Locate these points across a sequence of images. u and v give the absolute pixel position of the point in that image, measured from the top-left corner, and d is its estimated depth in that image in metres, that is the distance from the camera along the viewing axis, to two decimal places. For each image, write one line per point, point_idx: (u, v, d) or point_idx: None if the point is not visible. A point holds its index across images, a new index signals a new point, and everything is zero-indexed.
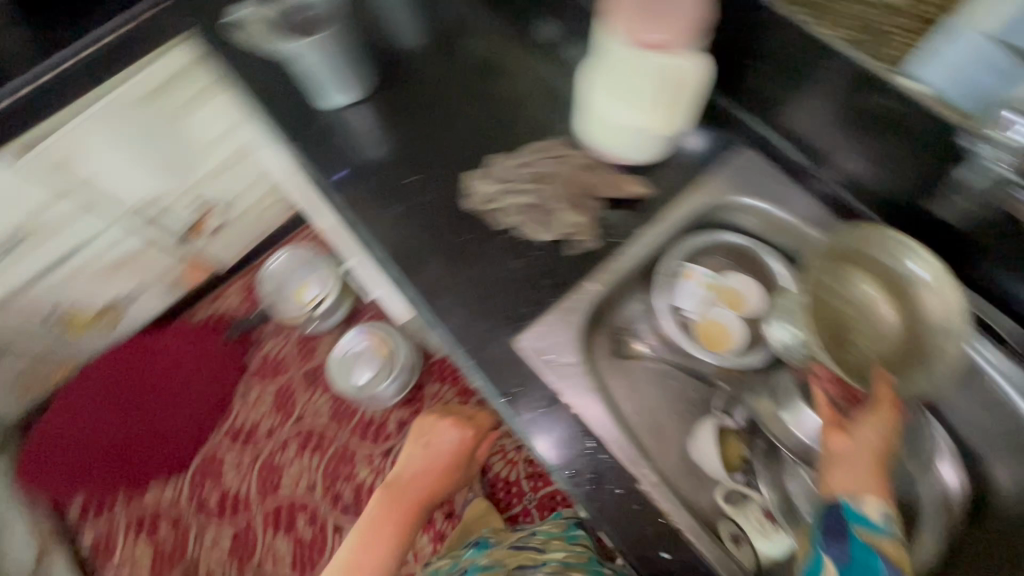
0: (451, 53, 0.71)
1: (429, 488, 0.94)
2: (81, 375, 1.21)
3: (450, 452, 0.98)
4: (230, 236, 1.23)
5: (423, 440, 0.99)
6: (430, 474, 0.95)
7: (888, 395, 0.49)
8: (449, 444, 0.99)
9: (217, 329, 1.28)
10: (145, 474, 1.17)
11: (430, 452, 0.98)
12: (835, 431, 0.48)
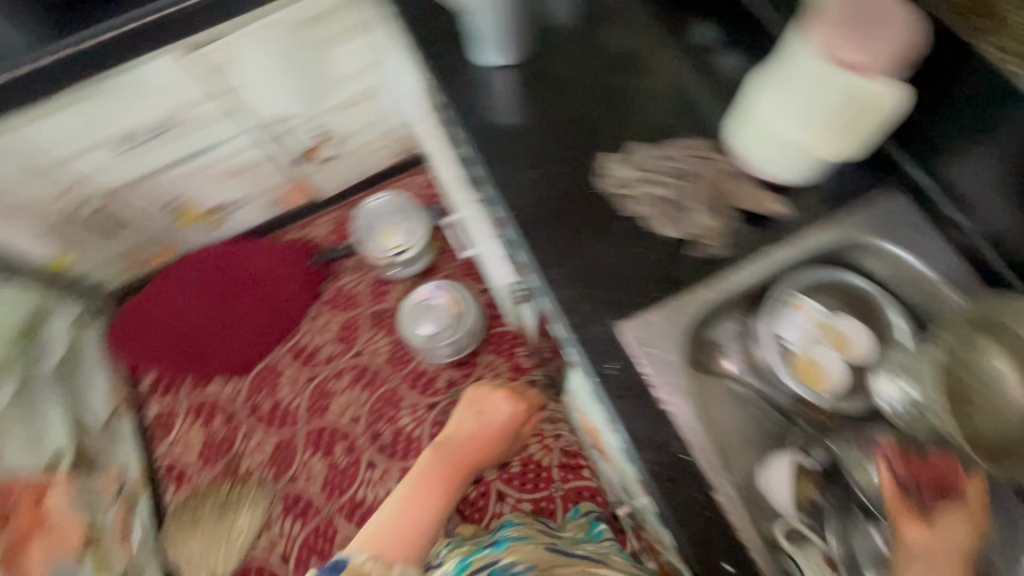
0: (603, 35, 0.72)
1: (476, 454, 0.98)
2: (177, 263, 1.31)
3: (501, 421, 1.02)
4: (335, 169, 1.28)
5: (478, 406, 1.03)
6: (480, 441, 1.00)
7: (978, 492, 0.48)
8: (499, 413, 1.03)
9: (301, 253, 1.33)
10: (212, 367, 1.26)
11: (482, 420, 1.02)
12: (917, 523, 0.47)
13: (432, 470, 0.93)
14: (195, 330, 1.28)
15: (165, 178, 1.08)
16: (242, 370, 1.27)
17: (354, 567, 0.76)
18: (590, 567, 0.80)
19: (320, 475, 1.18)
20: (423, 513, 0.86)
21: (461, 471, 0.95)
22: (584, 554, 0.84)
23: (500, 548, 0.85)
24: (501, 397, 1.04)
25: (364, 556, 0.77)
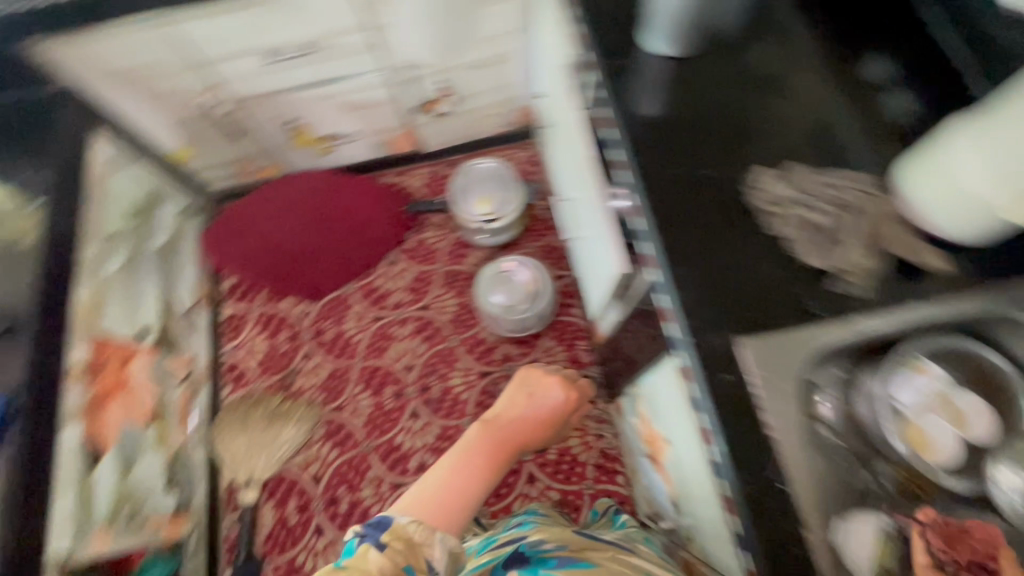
0: (764, 46, 0.69)
1: (526, 439, 0.88)
2: (279, 180, 1.36)
3: (553, 409, 0.93)
4: (447, 125, 1.30)
5: (530, 389, 0.95)
6: (533, 422, 0.90)
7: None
8: (552, 396, 0.95)
9: (394, 199, 1.37)
10: (290, 285, 1.32)
11: (537, 403, 0.94)
12: None
13: (484, 444, 0.79)
14: (281, 248, 1.33)
15: (293, 99, 1.12)
16: (316, 295, 1.32)
17: (399, 528, 0.62)
18: (619, 553, 0.79)
19: (365, 412, 1.22)
20: (472, 489, 0.70)
21: (512, 451, 0.83)
22: (614, 540, 0.83)
23: (526, 527, 0.88)
24: (553, 383, 0.97)
25: (408, 520, 0.64)
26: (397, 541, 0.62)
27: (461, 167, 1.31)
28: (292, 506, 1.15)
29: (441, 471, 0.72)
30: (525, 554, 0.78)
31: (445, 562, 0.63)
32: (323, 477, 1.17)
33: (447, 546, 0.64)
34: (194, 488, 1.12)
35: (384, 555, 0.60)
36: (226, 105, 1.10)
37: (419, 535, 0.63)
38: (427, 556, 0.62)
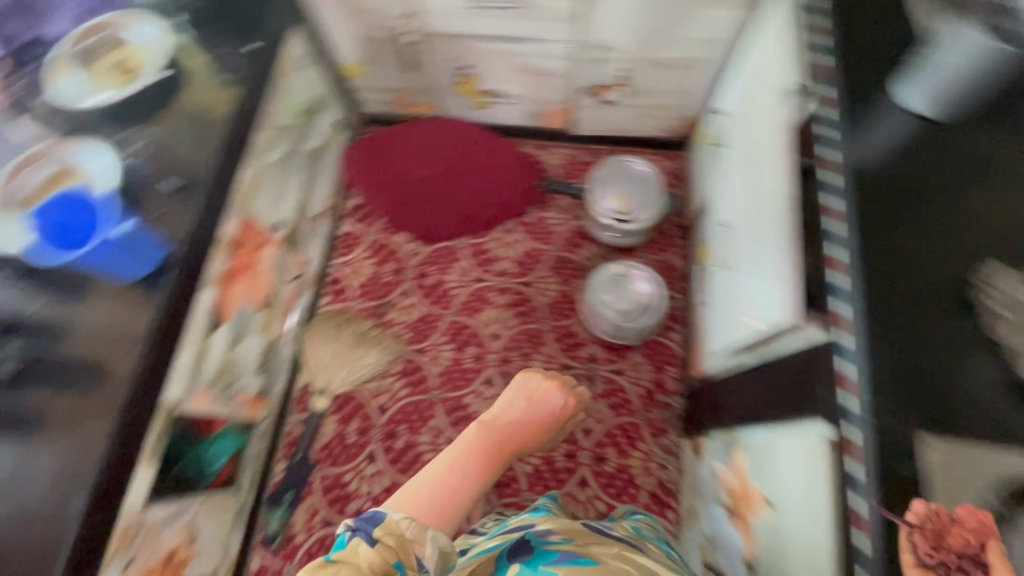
0: (1009, 128, 0.63)
1: (518, 442, 0.93)
2: (427, 120, 1.38)
3: (551, 414, 1.01)
4: (606, 115, 1.28)
5: (524, 393, 1.01)
6: (525, 426, 0.96)
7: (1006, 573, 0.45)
8: (548, 399, 1.02)
9: (528, 171, 1.36)
10: (407, 223, 1.35)
11: (534, 408, 1.00)
12: None
13: (476, 449, 0.83)
14: (410, 185, 1.36)
15: (473, 47, 1.13)
16: (428, 239, 1.34)
17: (391, 523, 0.62)
18: (623, 551, 0.81)
19: (444, 364, 1.24)
20: (464, 488, 0.75)
21: (507, 451, 0.89)
22: (621, 537, 0.86)
23: (537, 515, 0.91)
24: (547, 383, 1.04)
25: (399, 516, 0.64)
26: (388, 536, 0.61)
27: (609, 160, 1.29)
28: (353, 426, 1.20)
29: (437, 470, 0.76)
30: (531, 544, 0.80)
31: (434, 560, 0.62)
32: (388, 410, 1.21)
33: (438, 543, 0.63)
34: (276, 379, 1.18)
35: (375, 550, 0.59)
36: (412, 36, 1.12)
37: (407, 530, 0.63)
38: (416, 552, 0.62)
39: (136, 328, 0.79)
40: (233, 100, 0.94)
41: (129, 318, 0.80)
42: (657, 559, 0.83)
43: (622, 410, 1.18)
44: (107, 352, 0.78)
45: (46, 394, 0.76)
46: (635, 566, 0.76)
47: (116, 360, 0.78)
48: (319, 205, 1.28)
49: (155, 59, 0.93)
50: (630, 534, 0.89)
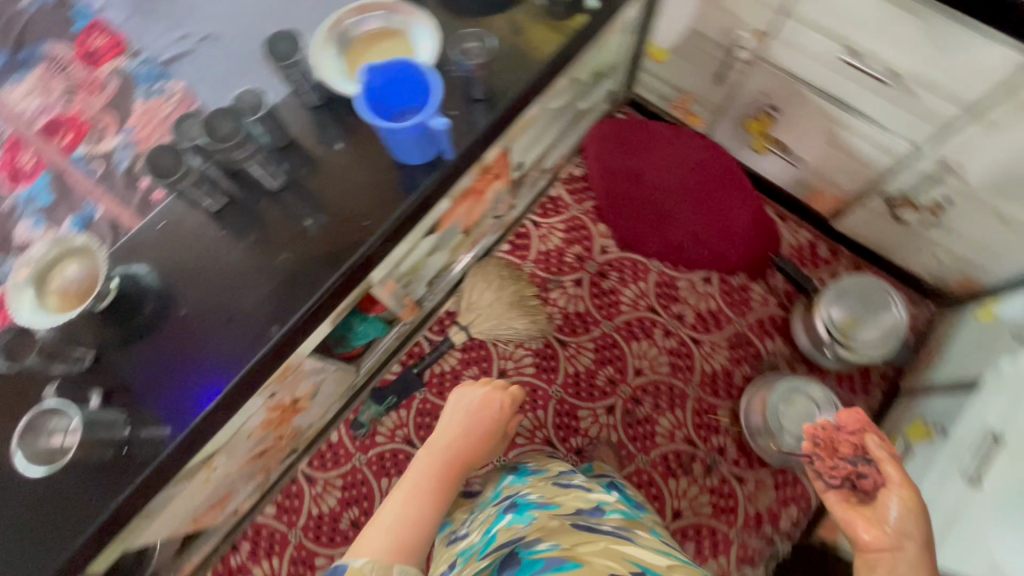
0: None
1: (467, 456, 0.89)
2: (693, 134, 1.29)
3: (492, 415, 0.97)
4: (882, 227, 1.13)
5: (459, 406, 0.97)
6: (460, 437, 0.91)
7: (896, 476, 0.72)
8: (489, 403, 0.98)
9: (764, 238, 1.24)
10: (616, 219, 1.27)
11: (477, 416, 0.96)
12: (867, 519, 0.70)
13: (426, 472, 0.82)
14: (640, 185, 1.29)
15: (800, 94, 1.01)
16: (625, 245, 1.27)
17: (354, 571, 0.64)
18: (611, 544, 0.74)
19: (578, 368, 1.20)
20: (422, 508, 0.76)
21: (457, 463, 0.86)
22: (609, 528, 0.79)
23: (524, 520, 0.80)
24: (485, 398, 0.98)
25: (364, 560, 0.66)
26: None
27: (857, 276, 1.15)
28: (471, 372, 1.21)
29: (398, 499, 0.77)
30: (518, 554, 0.72)
31: None
32: (507, 377, 1.20)
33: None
34: (432, 295, 1.20)
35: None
36: (744, 53, 1.02)
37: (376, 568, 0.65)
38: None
39: (385, 208, 0.82)
40: (561, 37, 0.91)
41: (385, 193, 0.83)
42: (644, 546, 0.75)
43: (723, 516, 1.11)
44: (355, 214, 0.82)
45: (294, 220, 0.83)
46: (625, 564, 0.70)
47: (357, 227, 0.82)
48: (552, 162, 1.25)
49: None
50: (620, 522, 0.81)
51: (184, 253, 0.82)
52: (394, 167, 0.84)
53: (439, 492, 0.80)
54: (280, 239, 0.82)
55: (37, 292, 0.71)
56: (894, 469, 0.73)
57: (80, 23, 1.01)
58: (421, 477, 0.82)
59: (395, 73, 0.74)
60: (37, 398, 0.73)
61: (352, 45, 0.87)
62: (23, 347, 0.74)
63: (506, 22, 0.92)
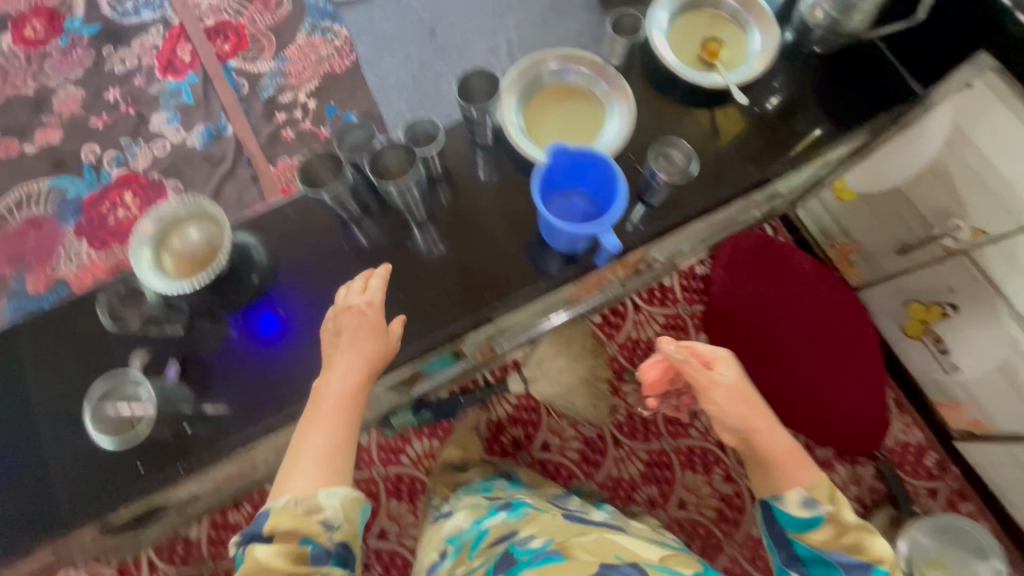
0: None
1: (369, 365, 0.69)
2: (837, 283, 1.17)
3: (376, 333, 0.70)
4: (1015, 473, 1.00)
5: (339, 322, 0.70)
6: (354, 351, 0.69)
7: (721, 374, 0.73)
8: (365, 317, 0.70)
9: (875, 425, 1.11)
10: (723, 340, 1.17)
11: (370, 338, 0.69)
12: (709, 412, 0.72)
13: (336, 402, 0.67)
14: (761, 312, 1.18)
15: (994, 309, 0.87)
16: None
17: (280, 519, 0.60)
18: (603, 534, 0.71)
19: (622, 473, 1.13)
20: (340, 436, 0.67)
21: (356, 381, 0.68)
22: (604, 524, 0.76)
23: (517, 518, 0.77)
24: (361, 320, 0.70)
25: (286, 501, 0.62)
26: (279, 527, 0.60)
27: (977, 526, 0.99)
28: (514, 432, 1.16)
29: (319, 427, 0.66)
30: (511, 556, 0.67)
31: (338, 519, 0.62)
32: (548, 453, 1.15)
33: (336, 498, 0.63)
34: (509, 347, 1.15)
35: (272, 547, 0.59)
36: (948, 242, 0.90)
37: (300, 503, 0.62)
38: (318, 519, 0.61)
39: (513, 283, 0.77)
40: (763, 163, 0.80)
41: (518, 264, 0.78)
42: (638, 538, 0.72)
43: None
44: (480, 276, 0.77)
45: (419, 256, 0.78)
46: (618, 549, 0.65)
47: (479, 294, 0.77)
48: (682, 257, 1.17)
49: (742, 68, 0.82)
50: (615, 520, 0.80)
51: (304, 247, 0.79)
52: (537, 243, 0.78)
53: (348, 415, 0.68)
54: (396, 272, 0.78)
55: (155, 252, 0.70)
56: (733, 376, 0.72)
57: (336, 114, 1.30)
58: (329, 411, 0.67)
59: (583, 165, 0.66)
60: (128, 354, 0.73)
61: (541, 102, 0.81)
62: (129, 304, 0.75)
63: (710, 122, 0.81)
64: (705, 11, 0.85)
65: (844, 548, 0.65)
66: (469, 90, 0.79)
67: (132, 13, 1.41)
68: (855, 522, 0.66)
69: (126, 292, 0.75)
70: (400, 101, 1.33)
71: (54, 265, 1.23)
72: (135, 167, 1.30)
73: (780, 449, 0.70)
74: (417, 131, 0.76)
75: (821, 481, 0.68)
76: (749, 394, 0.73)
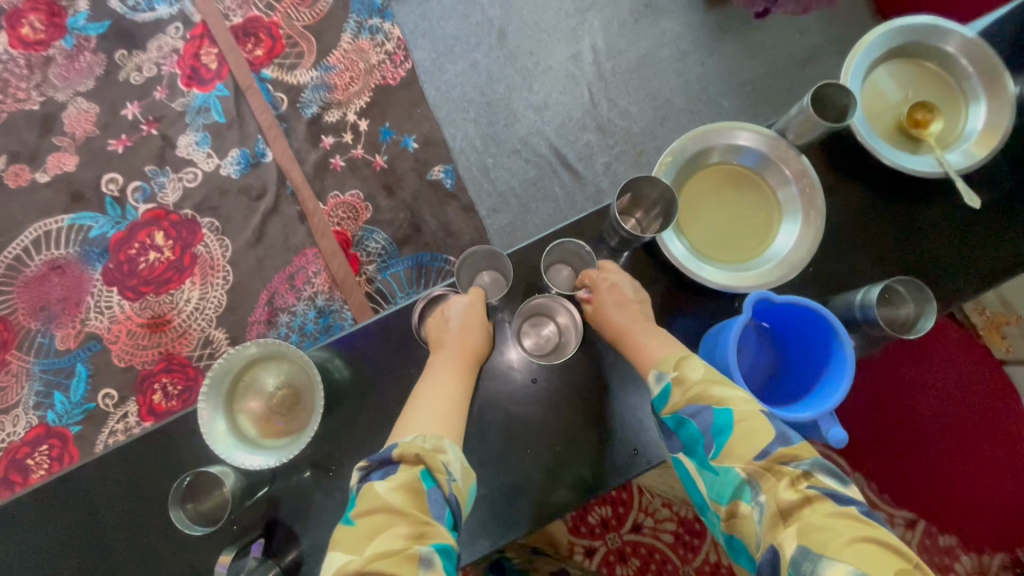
0: None
1: (476, 358, 0.59)
2: (990, 366, 1.03)
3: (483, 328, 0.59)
4: None
5: (444, 318, 0.59)
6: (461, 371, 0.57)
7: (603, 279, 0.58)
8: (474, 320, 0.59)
9: (1008, 527, 0.99)
10: (864, 422, 1.02)
11: (477, 315, 0.59)
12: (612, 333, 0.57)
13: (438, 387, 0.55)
14: (892, 389, 1.03)
15: None
16: (858, 451, 1.01)
17: (404, 445, 0.49)
18: None
19: (721, 558, 1.05)
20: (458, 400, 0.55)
21: (458, 373, 0.57)
22: None
23: None
24: (471, 312, 0.59)
25: (411, 438, 0.50)
26: (406, 456, 0.48)
27: None
28: (601, 510, 1.07)
29: (431, 390, 0.55)
30: None
31: (456, 470, 0.49)
32: (639, 534, 1.06)
33: (459, 454, 0.51)
34: None
35: (394, 478, 0.47)
36: None
37: (427, 440, 0.50)
38: (442, 462, 0.49)
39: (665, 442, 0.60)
40: (978, 279, 0.61)
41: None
42: None
43: None
44: (625, 424, 0.60)
45: (547, 400, 0.61)
46: None
47: (623, 451, 0.59)
48: None
49: (959, 146, 0.63)
50: None
51: (396, 378, 0.62)
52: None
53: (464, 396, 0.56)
54: (515, 420, 0.60)
55: (229, 419, 0.56)
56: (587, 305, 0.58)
57: (405, 144, 1.13)
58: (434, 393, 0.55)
59: (814, 339, 0.51)
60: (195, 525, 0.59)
61: (699, 187, 0.63)
62: (195, 493, 0.59)
63: (932, 220, 0.62)
64: (924, 67, 0.65)
65: (688, 402, 0.48)
66: (636, 191, 0.60)
67: (146, 7, 1.20)
68: (703, 377, 0.49)
69: (192, 483, 0.59)
70: (466, 121, 1.14)
71: (84, 318, 1.09)
72: (165, 200, 1.13)
73: (634, 325, 0.56)
74: (567, 252, 0.63)
75: (668, 351, 0.54)
76: (627, 308, 0.57)
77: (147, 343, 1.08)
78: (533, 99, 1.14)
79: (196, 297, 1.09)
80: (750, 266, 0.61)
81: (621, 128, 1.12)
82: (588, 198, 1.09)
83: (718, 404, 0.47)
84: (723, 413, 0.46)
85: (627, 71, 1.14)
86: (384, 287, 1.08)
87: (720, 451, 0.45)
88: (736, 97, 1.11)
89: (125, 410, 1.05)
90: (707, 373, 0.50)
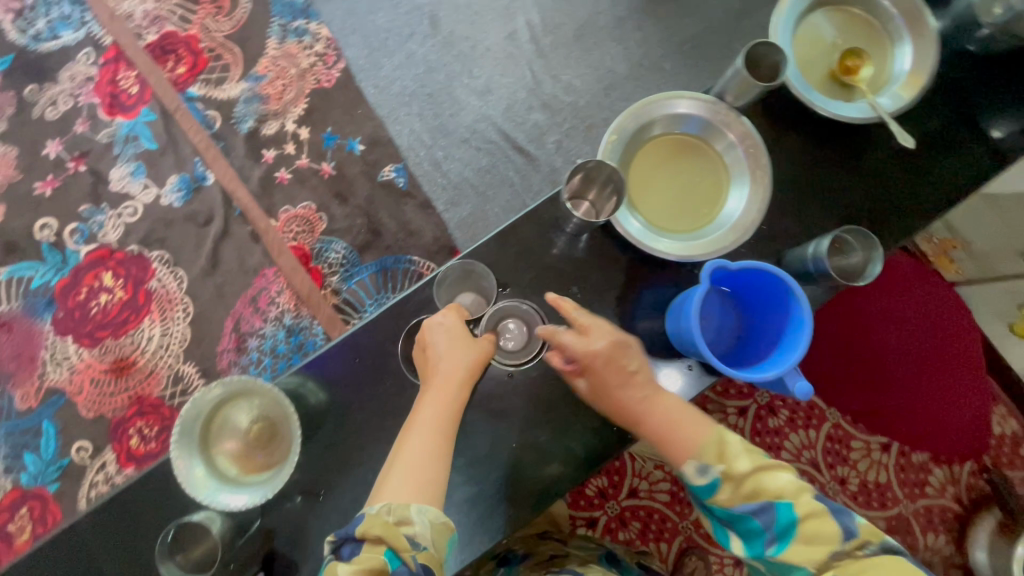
0: None
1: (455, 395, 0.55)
2: (943, 291, 1.08)
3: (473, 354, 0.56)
4: None
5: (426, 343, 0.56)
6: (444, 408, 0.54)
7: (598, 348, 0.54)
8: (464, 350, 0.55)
9: (973, 433, 1.05)
10: (834, 356, 1.07)
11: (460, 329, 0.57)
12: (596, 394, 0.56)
13: (430, 406, 0.54)
14: (857, 324, 1.08)
15: None
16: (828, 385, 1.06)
17: (369, 520, 0.49)
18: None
19: None
20: (439, 438, 0.53)
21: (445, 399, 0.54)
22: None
23: None
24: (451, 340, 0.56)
25: (380, 504, 0.50)
26: (370, 535, 0.49)
27: None
28: (598, 482, 1.10)
29: (418, 420, 0.53)
30: None
31: (426, 533, 0.50)
32: (637, 498, 1.09)
33: (428, 518, 0.50)
34: None
35: (359, 559, 0.48)
36: None
37: (392, 512, 0.49)
38: (407, 534, 0.49)
39: None
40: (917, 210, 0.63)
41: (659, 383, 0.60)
42: None
43: None
44: None
45: (529, 392, 0.61)
46: None
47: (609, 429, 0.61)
48: None
49: (890, 85, 0.64)
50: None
51: (373, 393, 0.61)
52: (672, 352, 0.61)
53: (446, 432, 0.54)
54: (501, 415, 0.60)
55: (205, 463, 0.55)
56: (584, 381, 0.56)
57: (352, 147, 1.10)
58: (429, 412, 0.54)
59: (775, 301, 0.53)
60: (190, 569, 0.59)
61: (646, 160, 0.64)
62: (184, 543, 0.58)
63: (871, 159, 0.63)
64: (852, 12, 0.66)
65: (744, 499, 0.52)
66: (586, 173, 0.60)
67: (49, 36, 1.12)
68: (749, 470, 0.52)
69: (179, 533, 0.58)
70: (410, 116, 1.11)
71: (41, 373, 1.04)
72: (106, 239, 1.07)
73: (660, 423, 0.54)
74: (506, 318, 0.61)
75: (701, 435, 0.54)
76: (604, 380, 0.54)
77: (114, 388, 1.04)
78: (475, 84, 1.12)
79: (158, 335, 1.05)
80: (700, 235, 0.62)
81: (568, 103, 1.11)
82: (544, 179, 1.08)
83: (778, 498, 0.51)
84: (786, 511, 0.51)
85: (566, 44, 1.13)
86: (352, 296, 1.06)
87: (783, 548, 0.51)
88: (677, 58, 1.11)
89: (102, 460, 1.01)
90: (754, 463, 0.53)
